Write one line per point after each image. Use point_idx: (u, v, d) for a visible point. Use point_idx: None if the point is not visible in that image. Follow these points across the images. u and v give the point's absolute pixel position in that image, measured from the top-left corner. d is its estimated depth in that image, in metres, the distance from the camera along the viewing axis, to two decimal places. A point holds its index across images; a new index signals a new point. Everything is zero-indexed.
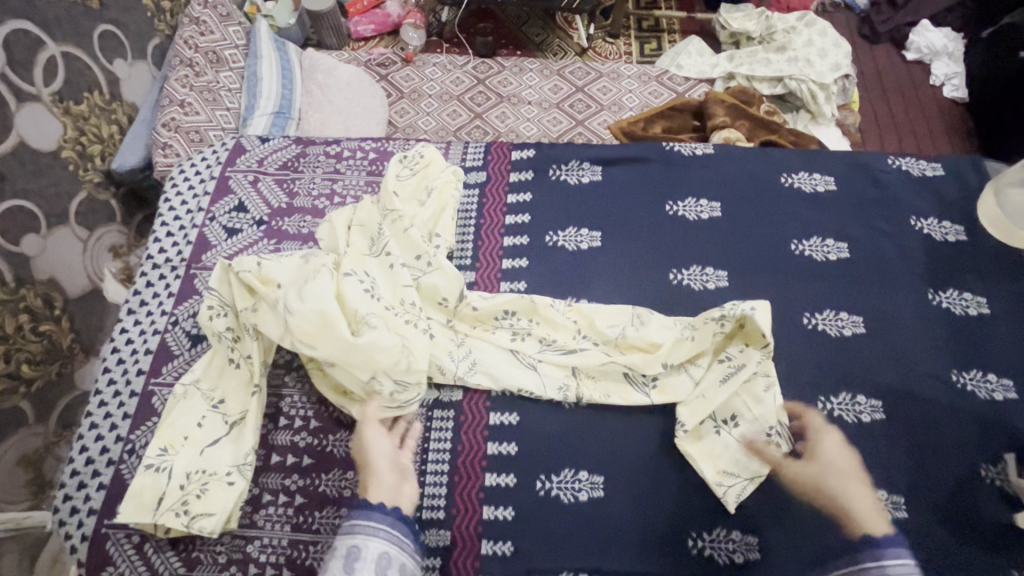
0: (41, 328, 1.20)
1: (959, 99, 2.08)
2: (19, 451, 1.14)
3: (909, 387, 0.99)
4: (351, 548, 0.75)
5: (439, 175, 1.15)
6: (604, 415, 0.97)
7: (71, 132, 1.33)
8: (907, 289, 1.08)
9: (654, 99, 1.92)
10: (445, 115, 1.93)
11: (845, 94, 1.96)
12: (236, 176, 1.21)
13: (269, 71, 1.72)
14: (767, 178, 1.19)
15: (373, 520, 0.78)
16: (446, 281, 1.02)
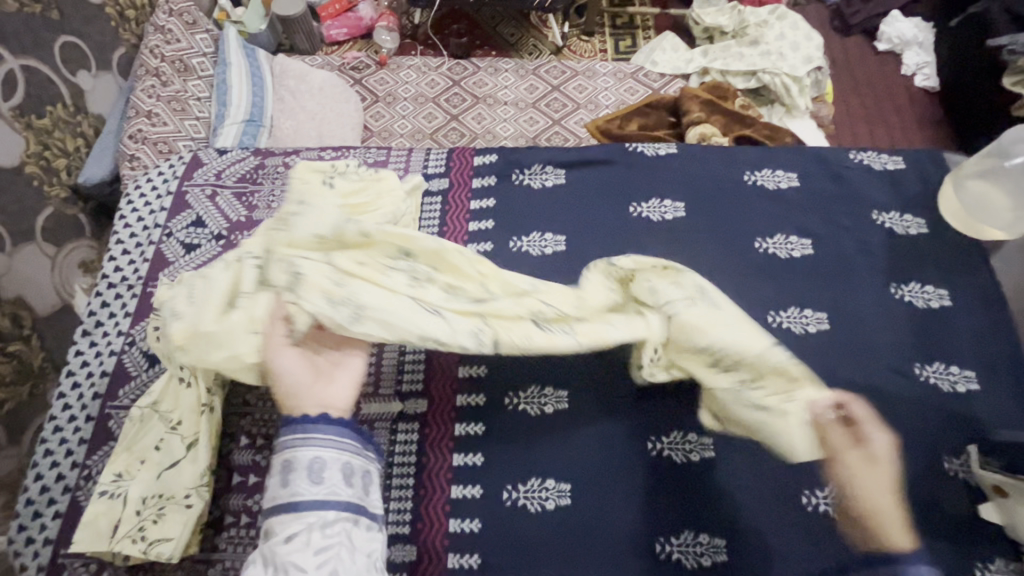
0: (9, 348, 1.17)
1: (929, 88, 2.10)
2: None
3: (876, 381, 1.00)
4: (284, 464, 0.71)
5: (387, 191, 1.06)
6: (569, 422, 0.97)
7: (34, 147, 1.30)
8: (872, 283, 1.08)
9: (629, 97, 1.92)
10: (420, 118, 1.91)
11: (817, 86, 1.97)
12: (192, 191, 1.18)
13: (238, 77, 1.69)
14: (732, 176, 1.19)
15: (302, 429, 0.73)
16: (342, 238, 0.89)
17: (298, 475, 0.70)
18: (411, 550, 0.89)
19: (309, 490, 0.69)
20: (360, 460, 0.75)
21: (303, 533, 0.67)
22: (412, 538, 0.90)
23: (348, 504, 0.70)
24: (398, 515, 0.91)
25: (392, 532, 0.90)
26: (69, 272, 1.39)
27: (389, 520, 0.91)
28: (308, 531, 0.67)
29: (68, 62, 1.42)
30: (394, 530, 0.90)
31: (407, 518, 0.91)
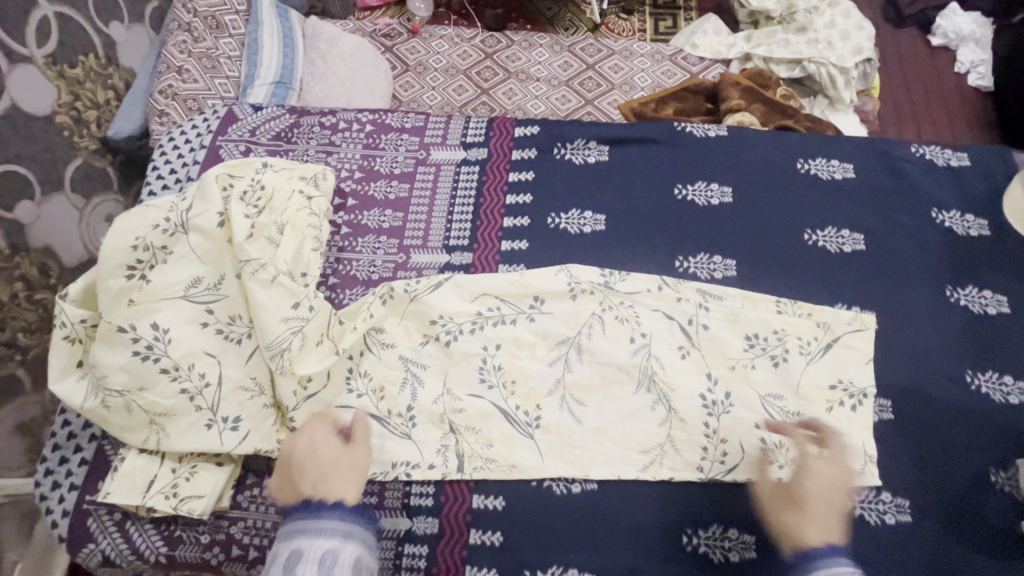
0: (37, 297, 1.25)
1: (983, 88, 1.99)
2: (16, 418, 1.25)
3: (922, 388, 0.96)
4: (337, 559, 0.73)
5: (288, 203, 1.03)
6: (590, 400, 0.95)
7: (66, 97, 1.30)
8: (924, 285, 1.03)
9: (667, 80, 1.85)
10: (450, 89, 1.87)
11: (866, 80, 1.88)
12: (227, 146, 1.14)
13: (270, 37, 1.65)
14: (783, 164, 1.13)
15: (317, 520, 0.76)
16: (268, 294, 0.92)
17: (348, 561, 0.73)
18: (432, 522, 0.88)
19: None
20: (348, 542, 0.75)
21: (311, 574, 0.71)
22: (434, 512, 0.89)
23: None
24: (421, 486, 0.90)
25: (415, 503, 0.89)
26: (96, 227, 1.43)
27: (412, 492, 0.90)
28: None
29: (100, 11, 1.40)
30: (417, 501, 0.89)
31: (431, 491, 0.90)
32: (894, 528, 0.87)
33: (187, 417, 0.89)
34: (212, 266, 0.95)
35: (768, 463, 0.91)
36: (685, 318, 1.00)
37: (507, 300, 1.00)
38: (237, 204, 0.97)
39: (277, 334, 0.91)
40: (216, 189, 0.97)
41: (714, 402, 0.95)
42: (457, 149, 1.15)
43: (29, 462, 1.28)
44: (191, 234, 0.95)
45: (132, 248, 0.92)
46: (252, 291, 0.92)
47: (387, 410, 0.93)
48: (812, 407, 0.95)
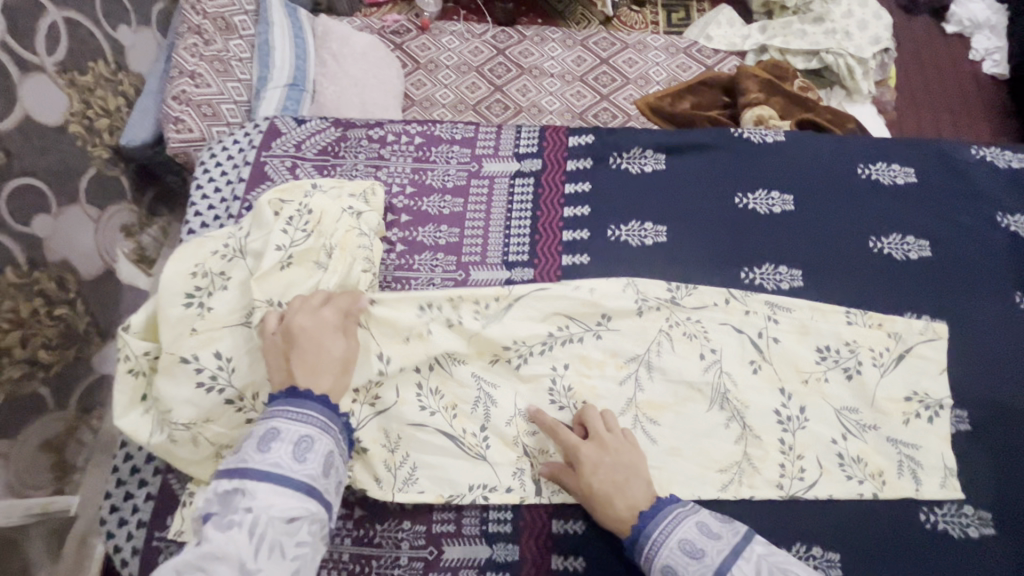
0: (56, 312, 1.24)
1: (999, 76, 1.96)
2: (42, 436, 1.24)
3: (997, 399, 0.94)
4: (313, 444, 0.73)
5: (336, 226, 0.97)
6: (661, 418, 0.93)
7: (78, 105, 1.29)
8: (994, 292, 1.01)
9: (681, 74, 1.82)
10: (463, 87, 1.81)
11: (883, 70, 1.85)
12: (272, 162, 1.11)
13: (280, 38, 1.58)
14: (843, 169, 1.10)
15: (300, 408, 0.75)
16: None
17: (324, 449, 0.74)
18: (513, 549, 0.87)
19: (291, 466, 0.71)
20: (323, 439, 0.75)
21: (281, 452, 0.71)
22: (514, 538, 0.87)
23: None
24: (499, 512, 0.88)
25: (494, 530, 0.88)
26: (111, 236, 1.42)
27: (490, 519, 0.88)
28: (262, 514, 0.66)
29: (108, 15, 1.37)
30: (496, 528, 0.88)
31: (509, 517, 0.88)
32: (977, 541, 0.86)
33: None
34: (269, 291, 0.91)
35: (847, 479, 0.90)
36: (755, 332, 0.98)
37: (576, 318, 0.97)
38: (282, 229, 0.93)
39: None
40: (268, 215, 0.95)
41: (789, 418, 0.93)
42: (509, 161, 1.12)
43: (53, 481, 1.27)
44: (248, 259, 0.93)
45: (191, 275, 0.91)
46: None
47: (461, 428, 0.91)
48: (888, 421, 0.93)
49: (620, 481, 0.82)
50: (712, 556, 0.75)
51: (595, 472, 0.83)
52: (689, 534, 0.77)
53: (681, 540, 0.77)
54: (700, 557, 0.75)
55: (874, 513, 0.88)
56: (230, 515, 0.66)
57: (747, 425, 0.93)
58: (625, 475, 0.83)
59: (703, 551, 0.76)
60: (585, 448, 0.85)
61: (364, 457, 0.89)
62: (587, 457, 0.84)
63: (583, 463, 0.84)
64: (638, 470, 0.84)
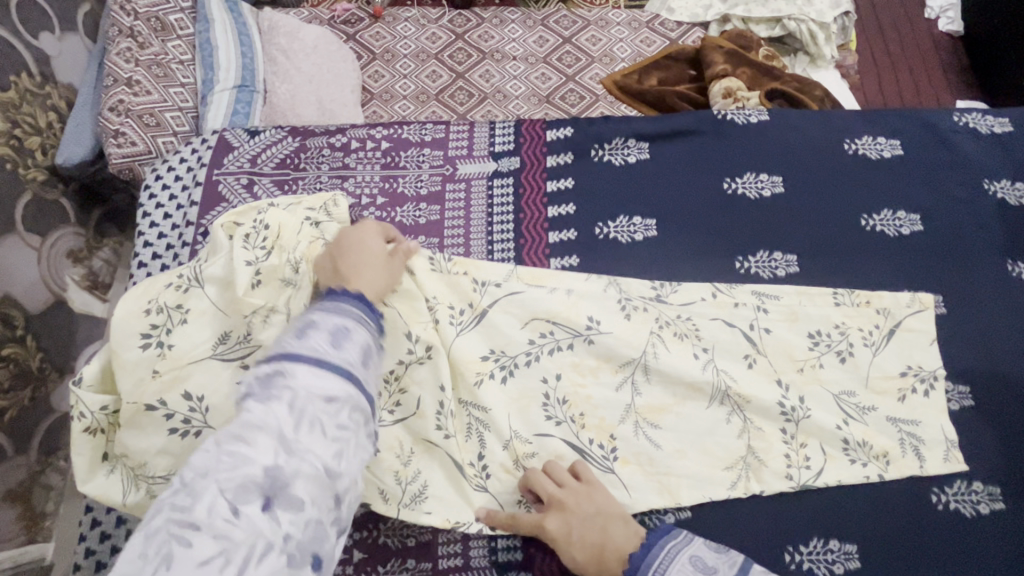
0: (4, 353, 1.13)
1: (954, 33, 1.93)
2: (3, 487, 1.13)
3: (997, 369, 0.93)
4: (294, 372, 0.54)
5: (297, 240, 0.87)
6: (666, 421, 0.89)
7: (3, 125, 1.16)
8: (985, 262, 1.00)
9: (646, 49, 1.74)
10: (424, 77, 1.71)
11: (844, 33, 1.79)
12: (226, 181, 1.01)
13: (223, 36, 1.45)
14: (829, 146, 1.07)
15: (337, 301, 0.64)
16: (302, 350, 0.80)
17: (333, 387, 0.54)
18: None
19: (330, 351, 0.57)
20: (362, 327, 0.62)
21: (320, 335, 0.57)
22: (525, 566, 0.83)
23: (325, 468, 0.52)
24: (508, 540, 0.84)
25: (503, 560, 0.84)
26: (58, 265, 1.30)
27: (498, 548, 0.84)
28: (296, 394, 0.53)
29: (27, 22, 1.23)
30: (505, 557, 0.84)
31: (518, 543, 0.84)
32: (988, 516, 0.86)
33: None
34: (235, 316, 0.82)
35: (854, 465, 0.88)
36: (747, 323, 0.94)
37: (560, 322, 0.92)
38: (238, 249, 0.84)
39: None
40: (223, 239, 0.86)
41: (792, 408, 0.89)
42: (486, 161, 1.05)
43: (24, 529, 1.18)
44: (206, 286, 0.83)
45: (145, 313, 0.81)
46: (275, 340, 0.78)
47: (462, 460, 0.86)
48: (888, 401, 0.91)
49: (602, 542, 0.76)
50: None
51: (571, 545, 0.77)
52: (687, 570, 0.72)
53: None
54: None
55: (885, 497, 0.87)
56: (268, 392, 0.52)
57: (753, 422, 0.89)
58: (602, 531, 0.77)
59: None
60: (550, 520, 0.79)
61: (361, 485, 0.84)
62: (555, 528, 0.78)
63: (555, 537, 0.78)
64: (610, 518, 0.78)
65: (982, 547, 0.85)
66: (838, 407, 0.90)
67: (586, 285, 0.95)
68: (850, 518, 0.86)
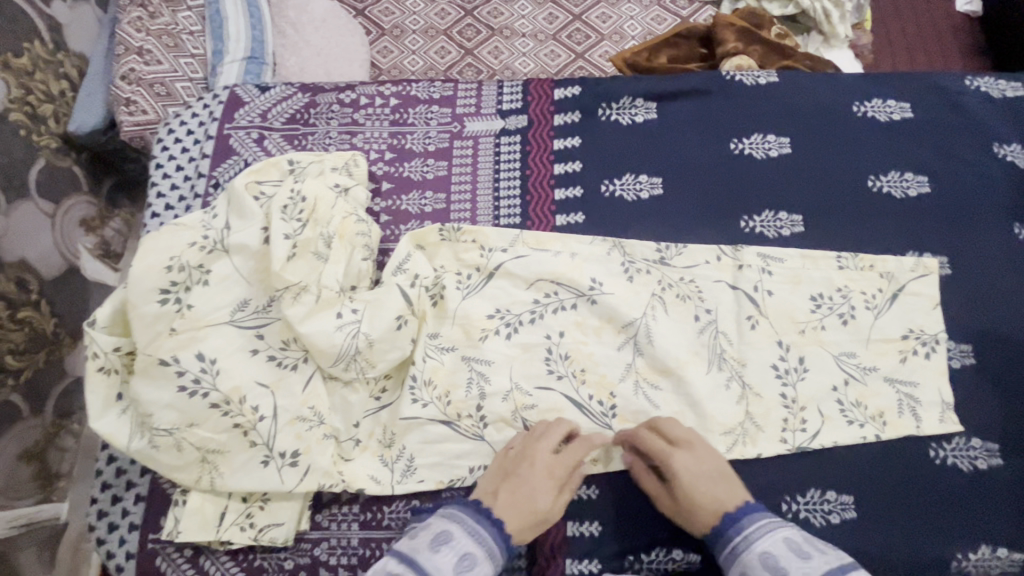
0: (19, 315, 1.15)
1: (971, 13, 1.90)
2: (19, 445, 1.15)
3: (1000, 332, 0.94)
4: (451, 536, 0.72)
5: (332, 216, 0.88)
6: (665, 379, 0.90)
7: (18, 91, 1.19)
8: (993, 225, 0.99)
9: (657, 27, 1.74)
10: (433, 52, 1.71)
11: (859, 11, 1.76)
12: (237, 134, 1.02)
13: (233, 5, 1.42)
14: (838, 108, 1.06)
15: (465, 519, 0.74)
16: (323, 333, 0.80)
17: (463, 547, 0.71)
18: None
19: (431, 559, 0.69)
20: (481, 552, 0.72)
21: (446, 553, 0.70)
22: None
23: None
24: None
25: None
26: (71, 232, 1.32)
27: None
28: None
29: None
30: None
31: None
32: (985, 472, 0.87)
33: (241, 455, 0.78)
34: (259, 287, 0.82)
35: (848, 424, 0.89)
36: (749, 285, 0.95)
37: (564, 283, 0.93)
38: (276, 220, 0.82)
39: (332, 347, 0.81)
40: (253, 205, 0.84)
41: (787, 370, 0.91)
42: (493, 119, 1.06)
43: (38, 488, 1.21)
44: (233, 254, 0.82)
45: (166, 269, 0.79)
46: (297, 317, 0.80)
47: (455, 414, 0.86)
48: (886, 361, 0.92)
49: (702, 500, 0.77)
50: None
51: (695, 486, 0.78)
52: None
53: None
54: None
55: (886, 456, 0.88)
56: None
57: (749, 384, 0.91)
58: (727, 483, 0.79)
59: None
60: (678, 458, 0.79)
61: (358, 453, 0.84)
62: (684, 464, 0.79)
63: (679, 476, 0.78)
64: (729, 473, 0.80)
65: (979, 505, 0.86)
66: (837, 371, 0.91)
67: (591, 243, 0.97)
68: (848, 470, 0.87)
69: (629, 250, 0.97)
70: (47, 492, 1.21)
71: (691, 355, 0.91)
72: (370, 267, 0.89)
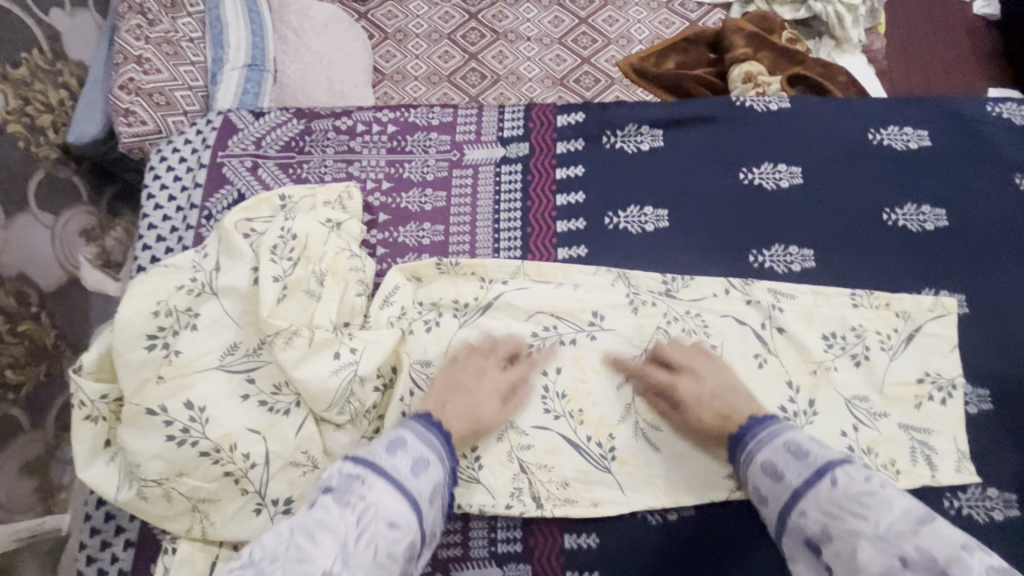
0: (19, 329, 1.13)
1: (990, 16, 1.85)
2: (20, 459, 1.13)
3: (1019, 374, 0.90)
4: (407, 444, 0.72)
5: (323, 251, 0.85)
6: (666, 420, 0.88)
7: (14, 102, 1.17)
8: (1015, 261, 0.95)
9: (665, 31, 1.68)
10: (435, 57, 1.67)
11: (874, 16, 1.70)
12: (230, 163, 0.99)
13: (234, 12, 1.40)
14: (853, 137, 1.02)
15: (423, 432, 0.75)
16: (317, 374, 0.76)
17: (416, 451, 0.72)
18: (525, 569, 0.83)
19: (385, 461, 0.68)
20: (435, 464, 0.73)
21: (401, 457, 0.70)
22: (525, 557, 0.83)
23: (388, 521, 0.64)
24: (507, 530, 0.84)
25: (503, 551, 0.83)
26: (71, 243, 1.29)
27: (498, 539, 0.84)
28: (374, 506, 0.63)
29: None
30: (505, 548, 0.83)
31: (518, 535, 0.84)
32: (1003, 524, 0.84)
33: (232, 504, 0.75)
34: (249, 329, 0.79)
35: None
36: (758, 322, 0.92)
37: (563, 316, 0.92)
38: (264, 261, 0.80)
39: (326, 390, 0.76)
40: (241, 245, 0.82)
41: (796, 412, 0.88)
42: (493, 146, 1.02)
43: (39, 501, 1.17)
44: (221, 297, 0.79)
45: (152, 314, 0.77)
46: (290, 362, 0.75)
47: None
48: (899, 406, 0.89)
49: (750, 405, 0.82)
50: (793, 477, 0.70)
51: (699, 404, 0.84)
52: (774, 454, 0.74)
53: (789, 438, 0.74)
54: (783, 480, 0.71)
55: None
56: (348, 494, 0.63)
57: None
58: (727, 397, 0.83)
59: (785, 474, 0.71)
60: (682, 383, 0.86)
61: None
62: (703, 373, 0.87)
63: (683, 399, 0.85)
64: (732, 384, 0.85)
65: (999, 558, 0.82)
66: (846, 409, 0.88)
67: (593, 277, 0.94)
68: None
69: (633, 284, 0.94)
70: (49, 505, 1.19)
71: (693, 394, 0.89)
72: (363, 302, 0.86)
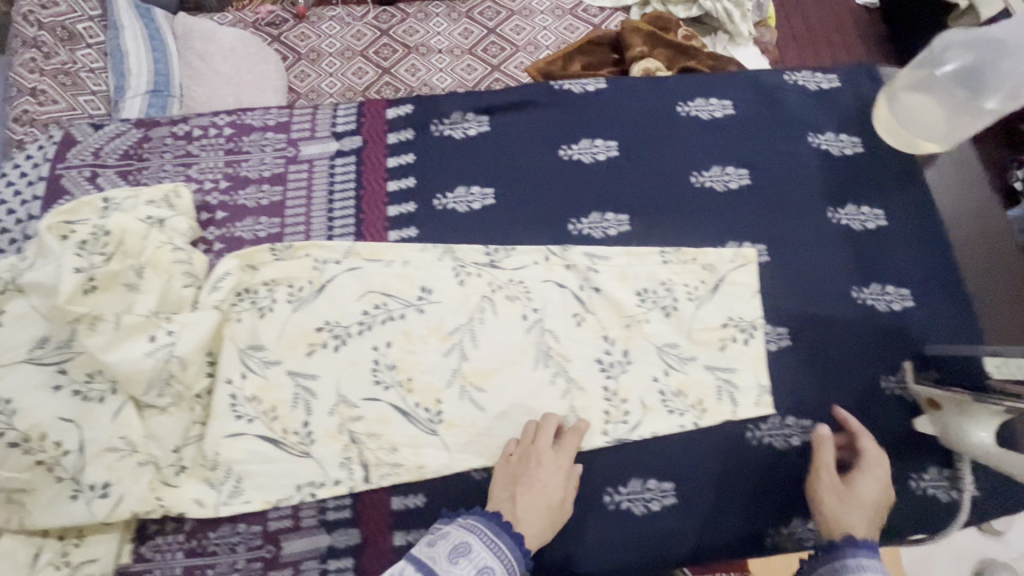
0: None
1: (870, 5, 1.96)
2: None
3: (813, 312, 0.99)
4: (470, 548, 0.76)
5: (142, 244, 0.88)
6: (491, 381, 0.93)
7: None
8: (808, 210, 1.05)
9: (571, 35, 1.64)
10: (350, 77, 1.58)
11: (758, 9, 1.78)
12: (69, 174, 1.03)
13: (135, 41, 1.31)
14: (662, 110, 1.11)
15: (475, 529, 0.78)
16: (126, 357, 0.80)
17: (480, 560, 0.75)
18: (353, 534, 0.86)
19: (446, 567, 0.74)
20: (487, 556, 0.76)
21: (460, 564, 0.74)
22: (354, 522, 0.87)
23: None
24: (338, 500, 0.87)
25: (333, 518, 0.87)
26: None
27: (328, 508, 0.87)
28: None
29: None
30: (335, 516, 0.87)
31: (348, 503, 0.87)
32: (799, 448, 0.91)
33: (48, 491, 0.77)
34: (59, 322, 0.81)
35: (668, 413, 0.92)
36: (575, 284, 0.99)
37: (393, 294, 0.97)
38: (71, 254, 0.82)
39: (140, 372, 0.80)
40: (52, 243, 0.83)
41: (611, 363, 0.95)
42: (328, 141, 1.08)
43: None
44: (30, 293, 0.81)
45: None
46: (97, 347, 0.79)
47: (281, 430, 0.89)
48: (705, 349, 0.96)
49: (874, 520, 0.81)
50: None
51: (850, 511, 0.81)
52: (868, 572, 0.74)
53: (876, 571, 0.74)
54: None
55: (707, 442, 0.91)
56: None
57: (573, 379, 0.94)
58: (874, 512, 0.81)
59: None
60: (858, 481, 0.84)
61: (183, 479, 0.85)
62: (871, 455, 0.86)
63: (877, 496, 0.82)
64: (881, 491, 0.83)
65: (794, 480, 0.90)
66: (659, 356, 0.95)
67: (421, 255, 1.00)
68: (671, 457, 0.91)
69: (462, 259, 1.00)
70: None
71: (515, 354, 0.95)
72: (191, 293, 0.90)
